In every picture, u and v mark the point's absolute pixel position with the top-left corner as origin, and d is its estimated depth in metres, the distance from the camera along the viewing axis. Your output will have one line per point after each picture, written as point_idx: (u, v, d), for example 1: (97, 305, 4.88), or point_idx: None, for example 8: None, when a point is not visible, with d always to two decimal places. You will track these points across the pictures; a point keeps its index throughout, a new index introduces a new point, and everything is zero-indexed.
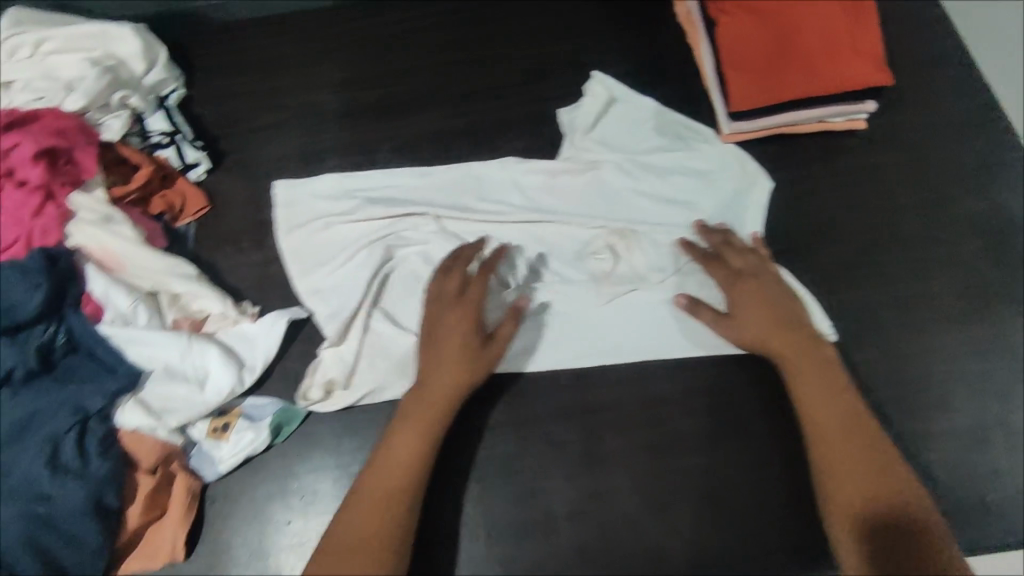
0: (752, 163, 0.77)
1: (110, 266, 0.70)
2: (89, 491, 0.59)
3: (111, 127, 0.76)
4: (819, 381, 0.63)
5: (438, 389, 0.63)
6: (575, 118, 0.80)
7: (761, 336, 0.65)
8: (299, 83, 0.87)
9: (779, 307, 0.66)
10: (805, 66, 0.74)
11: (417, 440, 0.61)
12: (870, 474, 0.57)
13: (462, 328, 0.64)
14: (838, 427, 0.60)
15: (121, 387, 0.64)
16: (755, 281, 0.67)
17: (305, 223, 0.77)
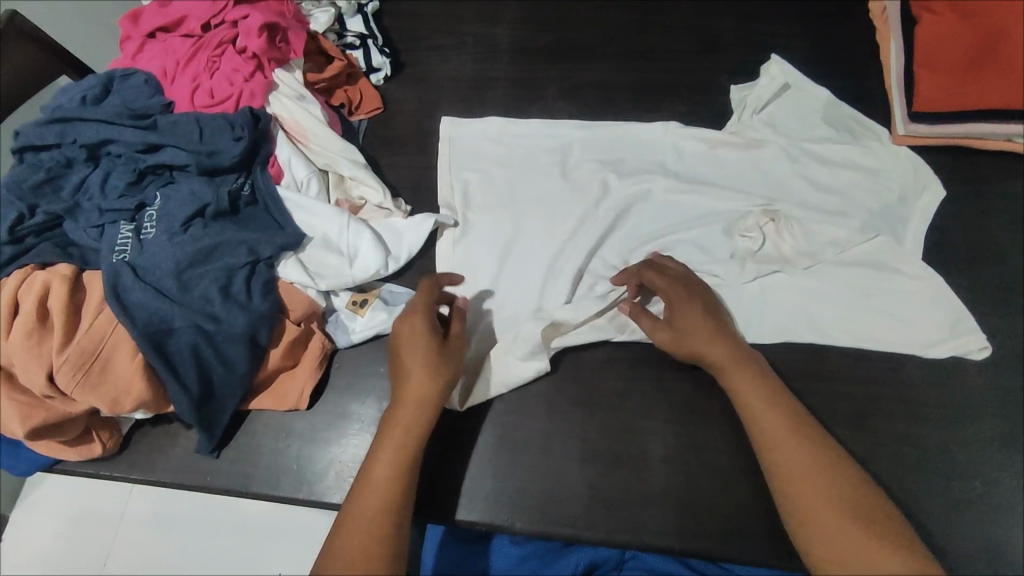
0: (926, 168, 0.75)
1: (296, 138, 0.78)
2: (249, 321, 0.66)
3: (318, 20, 0.84)
4: (751, 393, 0.58)
5: (411, 400, 0.61)
6: (748, 97, 0.80)
7: (694, 346, 0.62)
8: (481, 13, 0.92)
9: (710, 325, 0.63)
10: (1005, 77, 0.71)
11: (398, 454, 0.59)
12: (849, 502, 0.51)
13: (416, 335, 0.63)
14: (783, 445, 0.55)
15: (288, 243, 0.70)
16: (678, 294, 0.65)
17: (468, 154, 0.82)
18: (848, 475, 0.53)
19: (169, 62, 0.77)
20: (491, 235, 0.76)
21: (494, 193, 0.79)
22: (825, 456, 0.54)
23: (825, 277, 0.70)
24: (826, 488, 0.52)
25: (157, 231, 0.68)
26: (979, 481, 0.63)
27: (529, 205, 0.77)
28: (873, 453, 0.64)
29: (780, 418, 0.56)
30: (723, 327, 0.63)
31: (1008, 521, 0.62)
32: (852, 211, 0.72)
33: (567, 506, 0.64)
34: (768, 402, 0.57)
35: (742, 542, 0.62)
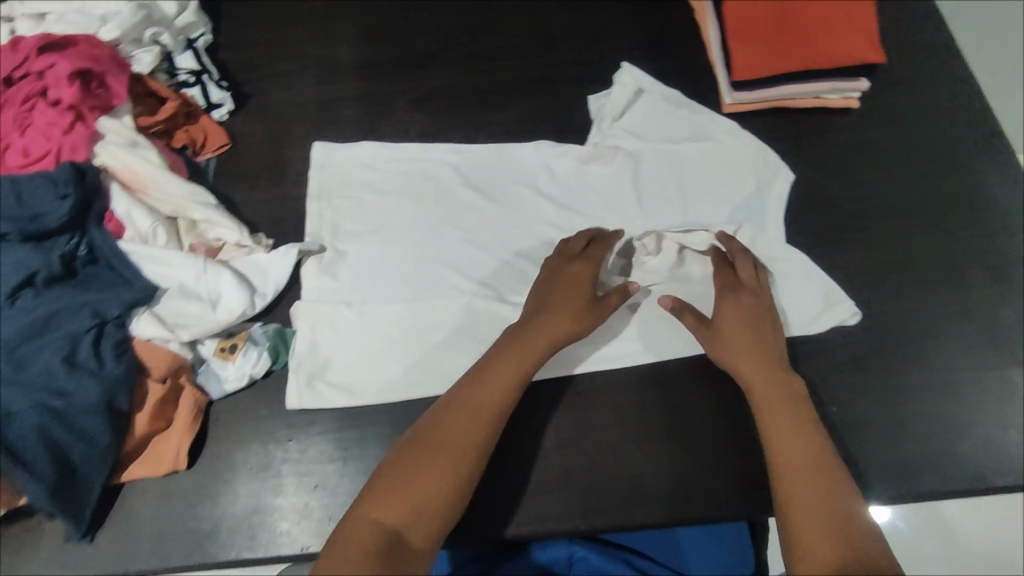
0: (773, 156, 0.79)
1: (133, 187, 0.73)
2: (102, 389, 0.62)
3: (141, 61, 0.80)
4: (781, 421, 0.60)
5: (552, 329, 0.65)
6: (605, 107, 0.83)
7: (741, 355, 0.65)
8: (321, 36, 0.91)
9: (762, 334, 0.66)
10: (805, 42, 0.79)
11: (453, 465, 0.57)
12: (834, 518, 0.53)
13: (583, 277, 0.67)
14: (791, 461, 0.58)
15: (137, 298, 0.67)
16: (753, 299, 0.68)
17: (337, 182, 0.80)
18: (839, 499, 0.54)
19: None
20: (373, 262, 0.75)
21: (362, 236, 0.76)
22: (831, 479, 0.56)
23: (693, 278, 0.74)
24: (818, 512, 0.53)
25: None
26: (838, 406, 0.68)
27: (400, 249, 0.75)
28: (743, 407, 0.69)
29: (797, 439, 0.59)
30: (775, 348, 0.66)
31: (869, 437, 0.67)
32: (717, 210, 0.77)
33: (470, 510, 0.64)
34: (794, 424, 0.60)
35: (641, 508, 0.65)
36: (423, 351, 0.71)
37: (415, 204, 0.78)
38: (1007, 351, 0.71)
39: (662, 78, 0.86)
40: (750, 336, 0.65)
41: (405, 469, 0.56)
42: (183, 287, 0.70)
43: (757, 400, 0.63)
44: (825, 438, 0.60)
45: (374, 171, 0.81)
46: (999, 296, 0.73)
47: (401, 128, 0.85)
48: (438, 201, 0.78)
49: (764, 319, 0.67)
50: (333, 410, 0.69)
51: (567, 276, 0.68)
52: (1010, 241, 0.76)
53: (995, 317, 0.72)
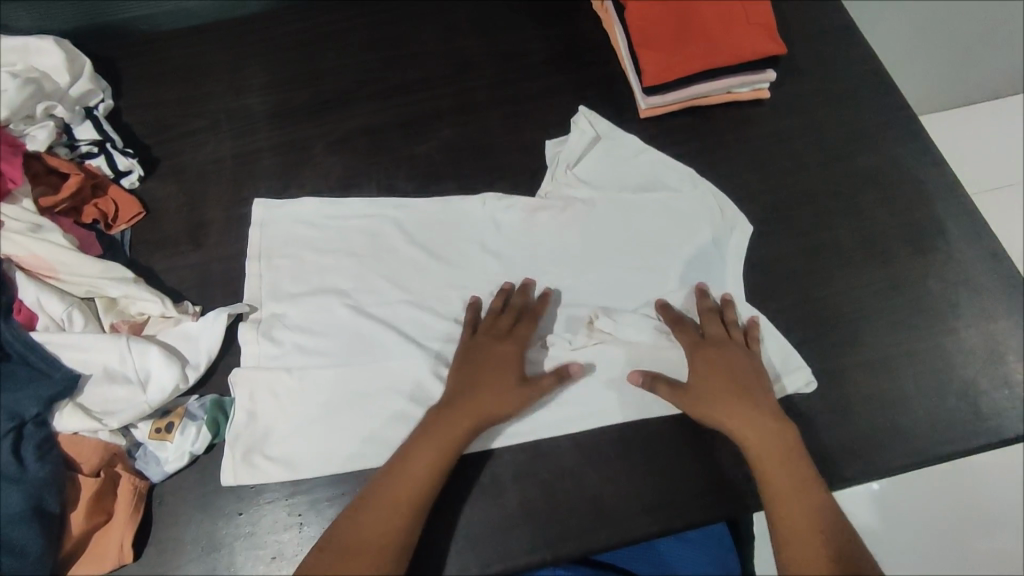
0: (731, 207, 0.78)
1: (41, 273, 0.69)
2: (27, 496, 0.58)
3: (36, 139, 0.75)
4: (777, 479, 0.62)
5: (473, 412, 0.64)
6: (561, 153, 0.81)
7: (732, 414, 0.64)
8: (229, 88, 0.89)
9: (749, 385, 0.66)
10: (708, 42, 0.79)
11: (388, 571, 0.57)
12: (823, 542, 0.58)
13: (506, 359, 0.67)
14: (792, 520, 0.60)
15: (58, 391, 0.63)
16: (733, 353, 0.68)
17: (277, 241, 0.78)
18: (837, 535, 0.59)
19: None
20: (314, 324, 0.73)
21: (306, 310, 0.74)
22: (818, 509, 0.60)
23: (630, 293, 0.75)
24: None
25: None
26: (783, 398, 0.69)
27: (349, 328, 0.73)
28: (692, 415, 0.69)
29: (788, 481, 0.61)
30: (756, 392, 0.65)
31: (817, 424, 0.68)
32: (666, 256, 0.77)
33: (433, 559, 0.63)
34: (784, 470, 0.62)
35: (604, 529, 0.64)
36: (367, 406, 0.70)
37: (355, 262, 0.76)
38: (934, 320, 0.73)
39: (577, 91, 0.87)
40: (729, 388, 0.65)
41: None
42: (107, 371, 0.67)
43: (749, 453, 0.64)
44: (825, 492, 0.62)
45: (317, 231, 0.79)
46: (921, 267, 0.76)
47: (321, 173, 0.83)
48: (378, 261, 0.77)
49: (735, 364, 0.67)
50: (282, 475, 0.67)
51: (488, 353, 0.68)
52: (927, 211, 0.78)
53: (920, 289, 0.74)
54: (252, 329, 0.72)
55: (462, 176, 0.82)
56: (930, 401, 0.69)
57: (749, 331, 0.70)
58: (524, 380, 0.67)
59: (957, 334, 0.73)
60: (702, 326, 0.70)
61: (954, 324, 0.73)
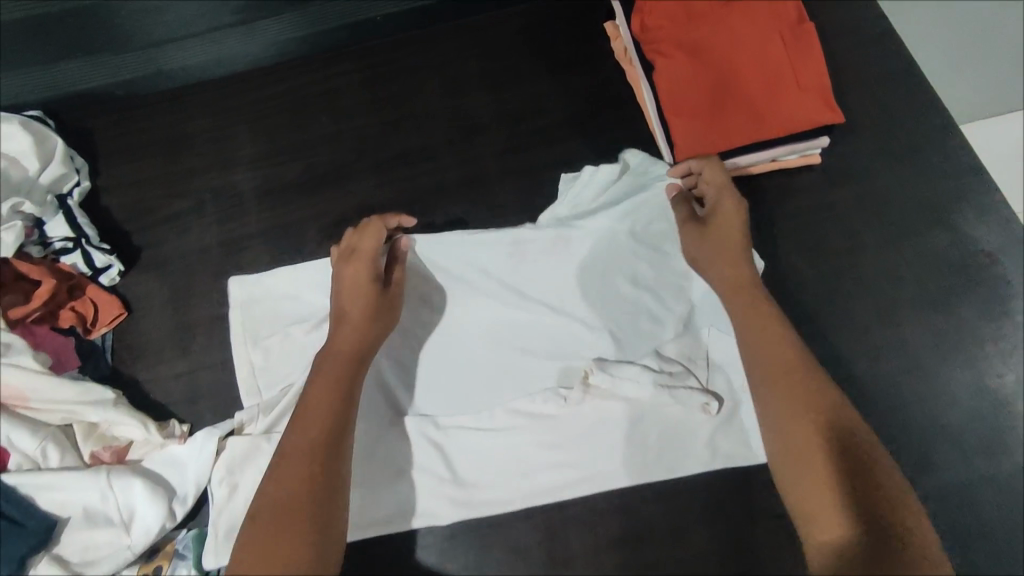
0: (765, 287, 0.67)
1: (10, 402, 0.63)
2: None
3: (3, 242, 0.69)
4: (770, 355, 0.58)
5: (348, 337, 0.60)
6: (572, 193, 0.71)
7: (730, 282, 0.62)
8: (213, 161, 0.81)
9: (742, 277, 0.62)
10: (750, 110, 0.69)
11: (303, 452, 0.55)
12: (823, 422, 0.55)
13: (360, 280, 0.62)
14: (789, 396, 0.56)
15: (32, 546, 0.58)
16: (728, 228, 0.63)
17: (266, 322, 0.70)
18: (841, 433, 0.54)
19: None
20: None
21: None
22: (820, 393, 0.56)
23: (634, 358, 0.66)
24: (812, 442, 0.54)
25: None
26: None
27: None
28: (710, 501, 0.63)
29: (790, 394, 0.57)
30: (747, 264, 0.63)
31: None
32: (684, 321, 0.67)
33: None
34: (767, 357, 0.59)
35: None
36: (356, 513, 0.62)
37: None
38: (1018, 434, 0.63)
39: (598, 158, 0.77)
40: (729, 276, 0.62)
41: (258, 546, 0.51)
42: (87, 513, 0.61)
43: (743, 323, 0.61)
44: (828, 380, 0.57)
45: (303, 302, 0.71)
46: (1000, 369, 0.65)
47: (316, 263, 0.75)
48: None
49: (740, 256, 0.63)
50: None
51: (344, 284, 0.62)
52: (1013, 297, 0.67)
53: (1000, 395, 0.64)
54: (241, 432, 0.66)
55: None
56: (1012, 535, 0.61)
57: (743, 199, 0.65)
58: (384, 298, 0.62)
59: None
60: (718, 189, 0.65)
61: None
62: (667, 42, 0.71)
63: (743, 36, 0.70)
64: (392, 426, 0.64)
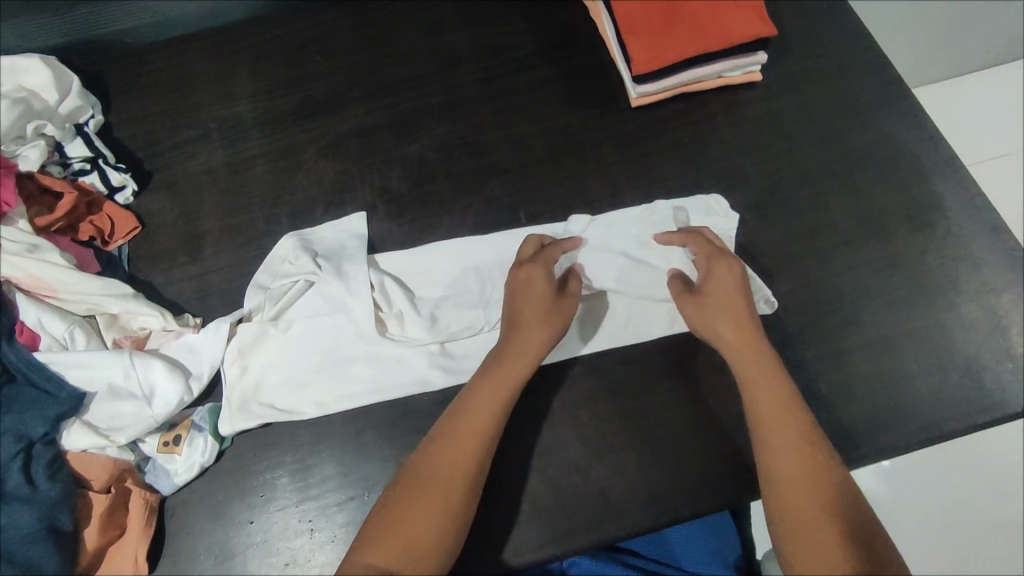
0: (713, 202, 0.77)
1: (40, 293, 0.70)
2: (39, 516, 0.59)
3: (27, 158, 0.74)
4: (760, 380, 0.63)
5: (530, 320, 0.66)
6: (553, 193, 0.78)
7: (730, 318, 0.66)
8: (216, 97, 0.88)
9: (739, 314, 0.66)
10: (696, 27, 0.78)
11: (463, 458, 0.59)
12: (807, 452, 0.59)
13: (541, 290, 0.68)
14: (775, 422, 0.61)
15: (63, 411, 0.64)
16: (725, 292, 0.67)
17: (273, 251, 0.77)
18: (835, 487, 0.57)
19: None
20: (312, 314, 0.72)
21: (304, 317, 0.72)
22: (802, 423, 0.60)
23: (611, 244, 0.75)
24: (798, 463, 0.58)
25: None
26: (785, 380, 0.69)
27: (339, 293, 0.72)
28: (675, 360, 0.71)
29: (777, 421, 0.61)
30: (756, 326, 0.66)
31: (826, 403, 0.68)
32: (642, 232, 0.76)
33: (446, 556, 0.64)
34: (775, 417, 0.61)
35: (610, 522, 0.65)
36: (357, 386, 0.71)
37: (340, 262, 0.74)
38: (936, 296, 0.73)
39: (566, 83, 0.86)
40: (734, 329, 0.66)
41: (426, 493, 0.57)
42: (112, 388, 0.67)
43: (736, 354, 0.65)
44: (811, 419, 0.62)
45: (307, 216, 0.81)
46: (919, 244, 0.75)
47: (314, 178, 0.82)
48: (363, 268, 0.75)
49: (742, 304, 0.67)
50: (289, 466, 0.68)
51: (523, 284, 0.68)
52: (926, 186, 0.78)
53: (920, 265, 0.74)
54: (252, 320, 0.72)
55: (455, 172, 0.82)
56: (935, 378, 0.69)
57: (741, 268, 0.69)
58: (559, 310, 0.68)
59: (959, 307, 0.72)
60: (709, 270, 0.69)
61: (956, 297, 0.73)
62: None
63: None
64: (383, 321, 0.73)
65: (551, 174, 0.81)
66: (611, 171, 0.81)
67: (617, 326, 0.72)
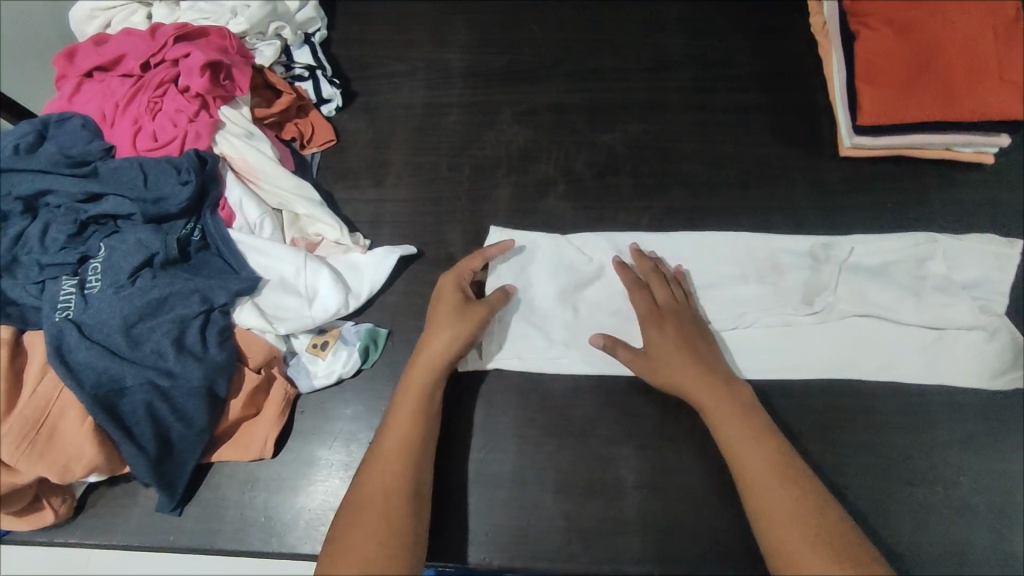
0: (1008, 257, 0.72)
1: (245, 177, 0.75)
2: (205, 374, 0.65)
3: (263, 53, 0.82)
4: (698, 369, 0.64)
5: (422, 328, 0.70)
6: (736, 218, 0.78)
7: (654, 344, 0.66)
8: (430, 39, 0.91)
9: (682, 326, 0.67)
10: (943, 91, 0.73)
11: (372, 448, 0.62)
12: (755, 451, 0.60)
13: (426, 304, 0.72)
14: (726, 420, 0.62)
15: (241, 288, 0.68)
16: (674, 316, 0.68)
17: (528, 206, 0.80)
18: (796, 485, 0.58)
19: (108, 104, 0.75)
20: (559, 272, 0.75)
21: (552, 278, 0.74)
22: (746, 418, 0.62)
23: (854, 280, 0.73)
24: (766, 467, 0.58)
25: (102, 285, 0.66)
26: (936, 485, 0.67)
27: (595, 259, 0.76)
28: (820, 423, 0.69)
29: (741, 420, 0.61)
30: (684, 317, 0.69)
31: (968, 520, 0.66)
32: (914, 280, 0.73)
33: (543, 542, 0.65)
34: (738, 423, 0.61)
35: (712, 564, 0.63)
36: (524, 345, 0.72)
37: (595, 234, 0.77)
38: None
39: (776, 113, 0.83)
40: (664, 339, 0.66)
41: (382, 459, 0.61)
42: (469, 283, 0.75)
43: (664, 365, 0.66)
44: (759, 411, 0.63)
45: (489, 175, 0.82)
46: None
47: (503, 140, 0.84)
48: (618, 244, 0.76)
49: (688, 330, 0.67)
50: None
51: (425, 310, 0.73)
52: None
53: None
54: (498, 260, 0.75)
55: (639, 173, 0.81)
56: None
57: (676, 286, 0.72)
58: (440, 309, 0.68)
59: None
60: (651, 292, 0.70)
61: None
62: (878, 17, 0.78)
63: (958, 23, 0.74)
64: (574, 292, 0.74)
65: (738, 199, 0.79)
66: (803, 215, 0.77)
67: (847, 371, 0.70)
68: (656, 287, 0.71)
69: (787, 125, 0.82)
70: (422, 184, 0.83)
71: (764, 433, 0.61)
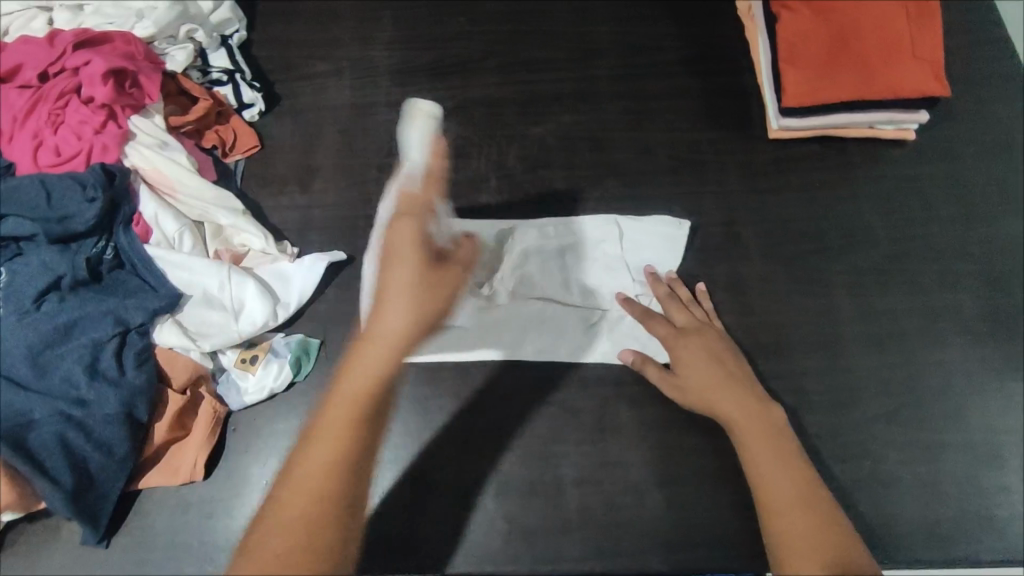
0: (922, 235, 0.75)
1: (161, 189, 0.72)
2: (121, 399, 0.62)
3: (174, 59, 0.78)
4: (712, 381, 0.64)
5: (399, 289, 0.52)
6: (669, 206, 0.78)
7: (687, 360, 0.66)
8: (355, 36, 0.89)
9: (710, 347, 0.66)
10: (863, 71, 0.74)
11: None
12: (766, 450, 0.58)
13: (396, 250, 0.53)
14: (740, 428, 0.60)
15: (161, 306, 0.66)
16: (699, 333, 0.67)
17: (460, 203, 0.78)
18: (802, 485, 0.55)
19: (6, 118, 0.71)
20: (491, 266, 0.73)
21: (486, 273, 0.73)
22: (760, 423, 0.60)
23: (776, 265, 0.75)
24: (775, 467, 0.56)
25: (4, 312, 0.63)
26: (871, 460, 0.68)
27: (534, 261, 0.74)
28: None
29: (746, 427, 0.60)
30: (714, 336, 0.67)
31: (902, 491, 0.67)
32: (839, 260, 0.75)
33: (487, 544, 0.64)
34: (751, 431, 0.60)
35: (655, 553, 0.63)
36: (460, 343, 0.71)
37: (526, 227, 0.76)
38: None
39: (706, 98, 0.83)
40: (688, 354, 0.66)
41: None
42: None
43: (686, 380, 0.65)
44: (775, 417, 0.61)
45: None
46: None
47: None
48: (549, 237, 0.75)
49: (710, 346, 0.66)
50: None
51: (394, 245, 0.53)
52: None
53: None
54: None
55: (572, 165, 0.80)
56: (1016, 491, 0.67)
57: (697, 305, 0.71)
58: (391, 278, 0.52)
59: None
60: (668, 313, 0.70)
61: None
62: None
63: (872, 5, 0.76)
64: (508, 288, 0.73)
65: (670, 187, 0.78)
66: (734, 199, 0.78)
67: (781, 353, 0.71)
68: (680, 311, 0.70)
69: (718, 110, 0.82)
70: (352, 187, 0.80)
71: (782, 429, 0.60)
